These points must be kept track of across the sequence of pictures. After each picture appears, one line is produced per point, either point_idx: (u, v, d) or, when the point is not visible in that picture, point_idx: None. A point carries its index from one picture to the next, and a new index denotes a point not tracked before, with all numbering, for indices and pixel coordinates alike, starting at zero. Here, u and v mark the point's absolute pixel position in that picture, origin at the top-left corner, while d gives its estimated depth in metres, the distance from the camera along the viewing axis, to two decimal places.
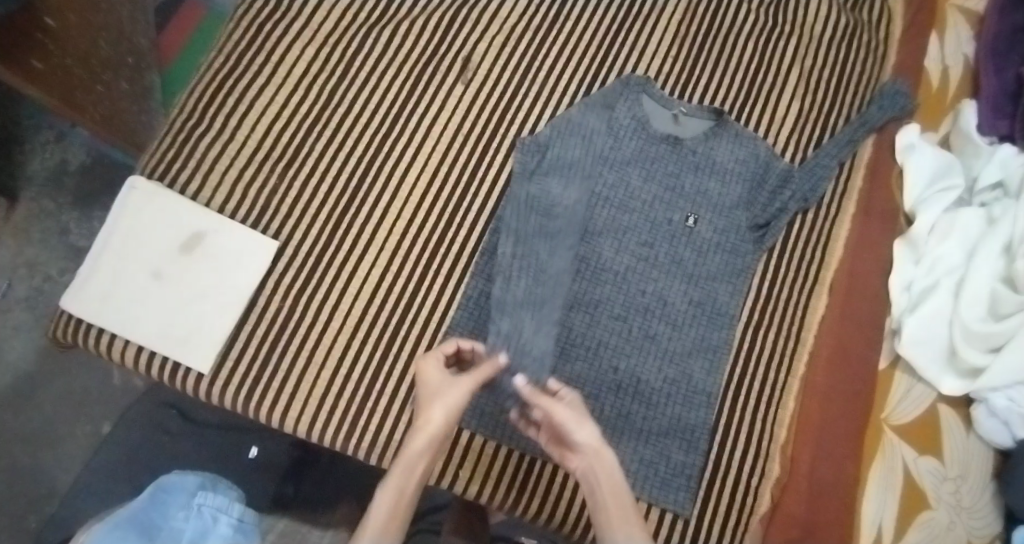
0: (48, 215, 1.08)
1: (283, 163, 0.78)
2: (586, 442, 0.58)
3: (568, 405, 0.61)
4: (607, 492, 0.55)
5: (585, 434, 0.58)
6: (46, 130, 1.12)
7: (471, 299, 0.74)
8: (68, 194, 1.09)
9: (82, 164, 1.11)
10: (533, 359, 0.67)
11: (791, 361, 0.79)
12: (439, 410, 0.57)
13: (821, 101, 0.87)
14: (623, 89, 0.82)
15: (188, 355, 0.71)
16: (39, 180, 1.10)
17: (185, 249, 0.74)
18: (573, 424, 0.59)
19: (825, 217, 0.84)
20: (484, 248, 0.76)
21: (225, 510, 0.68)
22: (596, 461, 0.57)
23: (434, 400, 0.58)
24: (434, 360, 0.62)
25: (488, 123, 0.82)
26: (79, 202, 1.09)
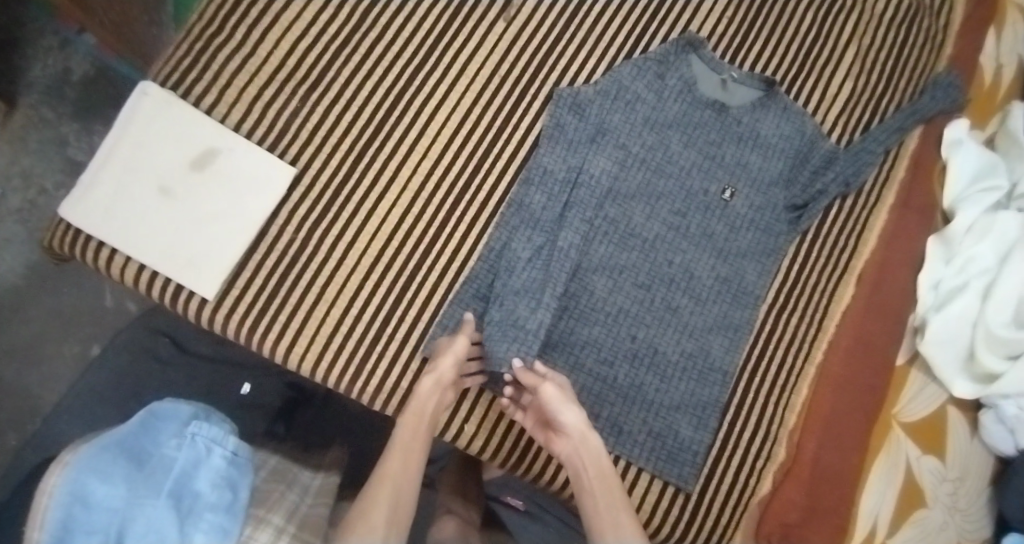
0: (47, 123, 1.03)
1: (306, 87, 0.73)
2: (573, 426, 0.65)
3: (558, 387, 0.65)
4: (594, 478, 0.63)
5: (573, 419, 0.64)
6: (50, 33, 1.05)
7: (495, 255, 0.71)
8: (68, 103, 1.03)
9: (86, 73, 1.05)
10: (526, 333, 0.68)
11: (810, 347, 0.77)
12: (441, 360, 0.65)
13: (874, 84, 0.83)
14: (674, 49, 0.77)
15: (194, 278, 0.68)
16: (39, 85, 1.03)
17: (196, 166, 0.69)
18: (566, 410, 0.64)
19: (863, 205, 0.81)
20: (516, 198, 0.73)
21: (219, 442, 0.66)
22: (581, 445, 0.64)
23: (439, 355, 0.66)
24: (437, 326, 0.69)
25: (528, 67, 0.78)
26: (81, 112, 1.03)
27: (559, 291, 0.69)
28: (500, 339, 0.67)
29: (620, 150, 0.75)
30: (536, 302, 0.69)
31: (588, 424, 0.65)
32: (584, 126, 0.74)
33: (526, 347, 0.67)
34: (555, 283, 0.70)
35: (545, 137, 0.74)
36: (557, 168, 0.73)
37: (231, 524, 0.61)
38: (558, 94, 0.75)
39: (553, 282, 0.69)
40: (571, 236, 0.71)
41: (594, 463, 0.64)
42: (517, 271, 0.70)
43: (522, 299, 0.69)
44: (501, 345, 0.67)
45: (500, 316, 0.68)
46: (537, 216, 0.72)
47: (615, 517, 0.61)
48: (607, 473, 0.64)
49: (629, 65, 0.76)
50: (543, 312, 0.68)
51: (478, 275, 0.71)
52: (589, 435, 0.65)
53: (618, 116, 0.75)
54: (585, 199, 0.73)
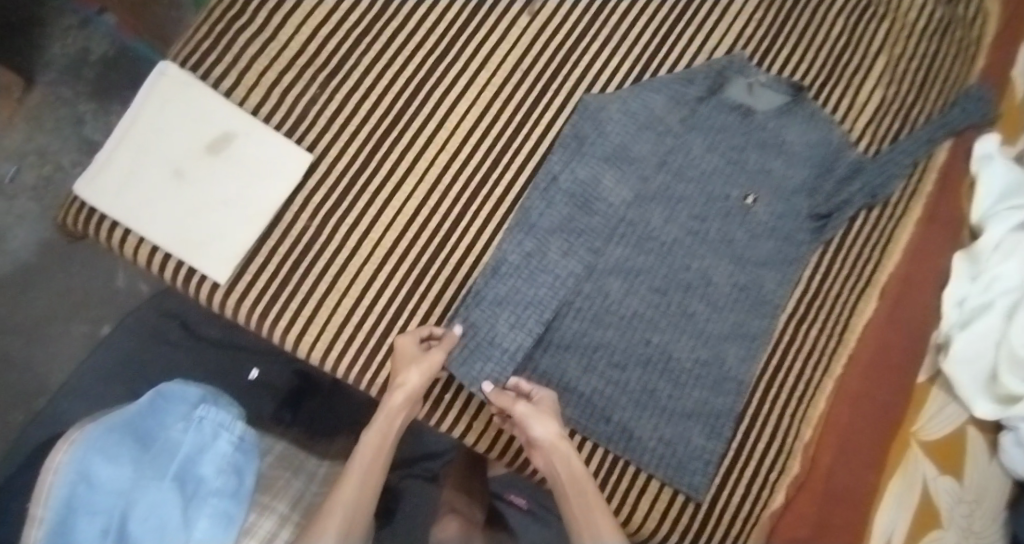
0: (65, 102, 1.03)
1: (325, 74, 0.73)
2: (544, 439, 0.63)
3: (529, 405, 0.64)
4: (567, 483, 0.63)
5: (545, 434, 0.63)
6: (71, 12, 1.05)
7: (501, 271, 0.68)
8: (87, 83, 1.04)
9: (105, 54, 1.05)
10: (501, 353, 0.67)
11: (829, 360, 0.75)
12: (413, 377, 0.64)
13: (905, 94, 0.81)
14: (713, 71, 0.76)
15: (206, 262, 0.67)
16: (59, 64, 1.04)
17: (213, 149, 0.69)
18: (535, 423, 0.63)
19: (890, 216, 0.79)
20: (523, 208, 0.71)
21: (227, 427, 0.66)
22: (554, 457, 0.64)
23: (407, 371, 0.64)
24: (410, 334, 0.65)
25: (549, 62, 0.77)
26: (99, 92, 1.03)
27: (546, 317, 0.68)
28: (475, 358, 0.67)
29: (639, 178, 0.73)
30: (516, 318, 0.68)
31: (562, 435, 0.64)
32: (599, 144, 0.72)
33: (500, 368, 0.67)
34: (544, 307, 0.69)
35: (558, 144, 0.73)
36: (567, 179, 0.71)
37: (236, 509, 0.61)
38: (584, 99, 0.74)
39: (542, 307, 0.69)
40: (572, 265, 0.70)
41: (567, 471, 0.63)
42: (506, 286, 0.68)
43: (503, 308, 0.68)
44: (475, 365, 0.67)
45: (476, 321, 0.68)
46: (543, 237, 0.70)
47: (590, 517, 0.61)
48: (581, 479, 0.63)
49: (650, 83, 0.74)
50: (522, 334, 0.68)
51: (479, 289, 0.68)
52: (561, 443, 0.64)
53: (636, 137, 0.73)
54: (597, 228, 0.71)
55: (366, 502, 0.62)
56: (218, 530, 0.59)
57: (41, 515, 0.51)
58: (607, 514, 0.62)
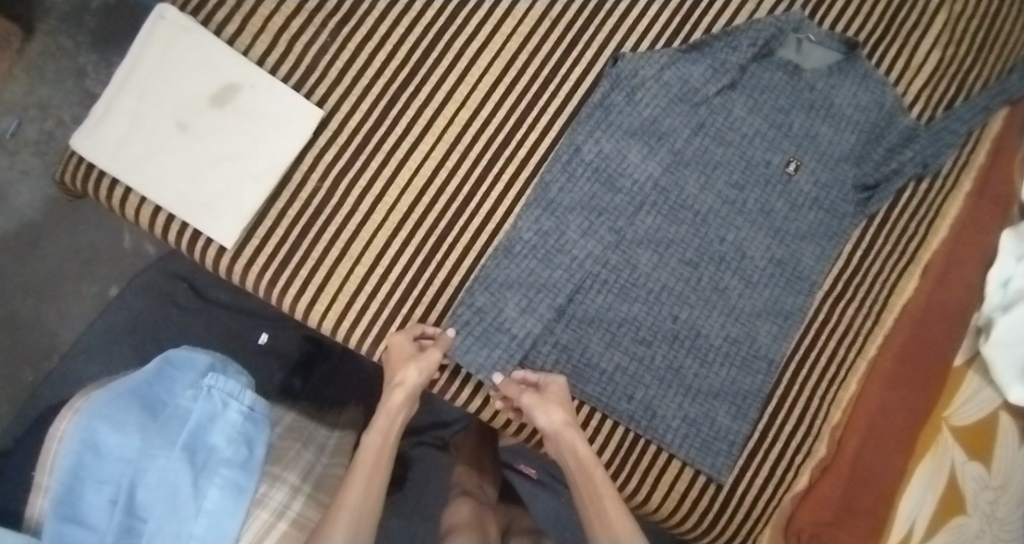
0: (65, 52, 0.97)
1: (337, 20, 0.67)
2: (549, 427, 0.62)
3: (533, 393, 0.63)
4: (577, 474, 0.62)
5: (548, 422, 0.61)
6: None
7: (517, 254, 0.65)
8: (87, 32, 0.97)
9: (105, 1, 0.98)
10: (508, 341, 0.65)
11: (865, 339, 0.72)
12: (413, 377, 0.62)
13: (963, 56, 0.75)
14: (767, 34, 0.68)
15: (214, 224, 0.63)
16: (59, 12, 0.97)
17: (218, 100, 0.64)
18: (539, 410, 0.61)
19: (939, 190, 0.75)
20: (544, 181, 0.66)
21: (236, 396, 0.63)
22: (562, 445, 0.63)
23: (405, 370, 0.62)
24: (403, 335, 0.63)
25: (580, 12, 0.70)
26: (99, 42, 0.97)
27: (559, 302, 0.65)
28: (480, 346, 0.65)
29: (670, 153, 0.69)
30: (526, 302, 0.65)
31: (569, 421, 0.62)
32: (628, 115, 0.67)
33: (506, 357, 0.65)
34: (558, 290, 0.65)
35: (583, 113, 0.67)
36: (592, 151, 0.67)
37: (246, 481, 0.59)
38: (613, 67, 0.68)
39: (556, 290, 0.65)
40: (592, 245, 0.66)
41: (575, 459, 0.62)
42: (519, 268, 0.65)
43: (513, 291, 0.65)
44: (482, 352, 0.65)
45: (482, 307, 0.65)
46: (563, 215, 0.66)
47: (599, 508, 0.60)
48: (590, 467, 0.62)
49: (690, 49, 0.68)
50: (530, 318, 0.65)
51: (489, 274, 0.65)
52: (565, 430, 0.62)
53: (669, 110, 0.68)
54: (620, 207, 0.67)
55: (372, 505, 0.60)
56: (227, 503, 0.58)
57: (46, 484, 0.52)
58: (619, 505, 0.60)
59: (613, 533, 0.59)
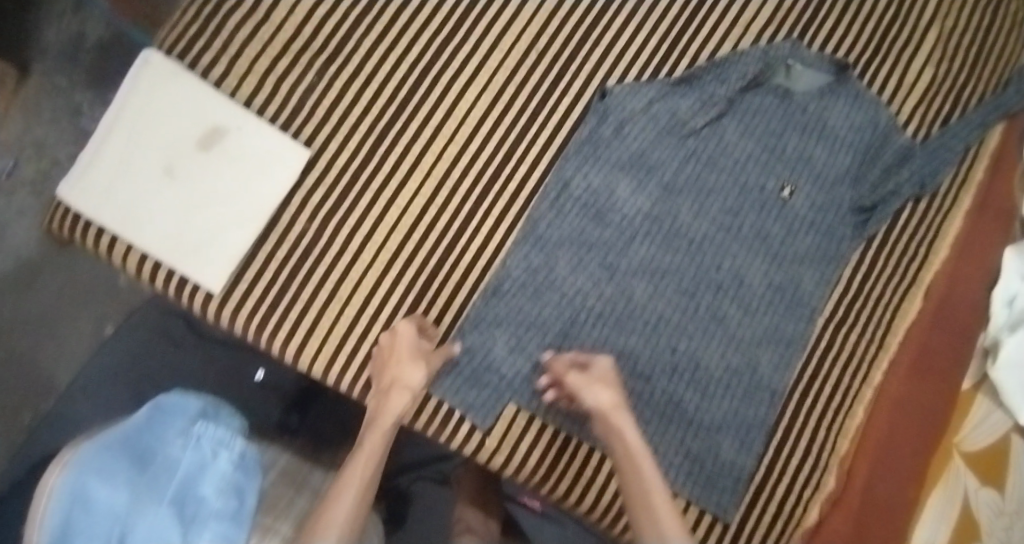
0: (61, 92, 0.97)
1: (324, 59, 0.66)
2: (596, 406, 0.58)
3: (580, 372, 0.60)
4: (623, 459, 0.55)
5: (595, 399, 0.58)
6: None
7: (506, 292, 0.65)
8: (83, 72, 0.97)
9: (101, 40, 0.98)
10: (498, 380, 0.64)
11: (869, 366, 0.71)
12: (415, 373, 0.59)
13: (957, 71, 0.73)
14: (755, 64, 0.68)
15: (201, 269, 0.62)
16: (57, 53, 0.97)
17: (203, 144, 0.62)
18: (586, 387, 0.58)
19: (938, 209, 0.73)
20: (531, 218, 0.66)
21: (226, 445, 0.60)
22: (610, 431, 0.57)
23: (409, 366, 0.59)
24: (411, 322, 0.62)
25: (569, 42, 0.69)
26: (96, 81, 0.97)
27: (548, 340, 0.65)
28: (471, 385, 0.64)
29: (659, 187, 0.68)
30: (515, 341, 0.65)
31: (617, 404, 0.58)
32: (616, 148, 0.67)
33: (497, 395, 0.64)
34: (547, 328, 0.65)
35: (571, 148, 0.67)
36: (580, 186, 0.66)
37: (238, 534, 0.55)
38: (601, 104, 0.67)
39: (545, 327, 0.65)
40: (581, 281, 0.66)
41: (620, 445, 0.56)
42: (509, 306, 0.65)
43: (502, 330, 0.65)
44: (474, 391, 0.64)
45: (472, 347, 0.64)
46: (551, 251, 0.66)
47: (645, 494, 0.52)
48: (637, 456, 0.54)
49: (680, 82, 0.68)
50: (519, 356, 0.65)
51: (480, 314, 0.64)
52: (614, 414, 0.57)
53: (657, 142, 0.68)
54: (610, 241, 0.67)
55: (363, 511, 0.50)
56: None
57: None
58: (666, 495, 0.52)
59: (659, 529, 0.49)
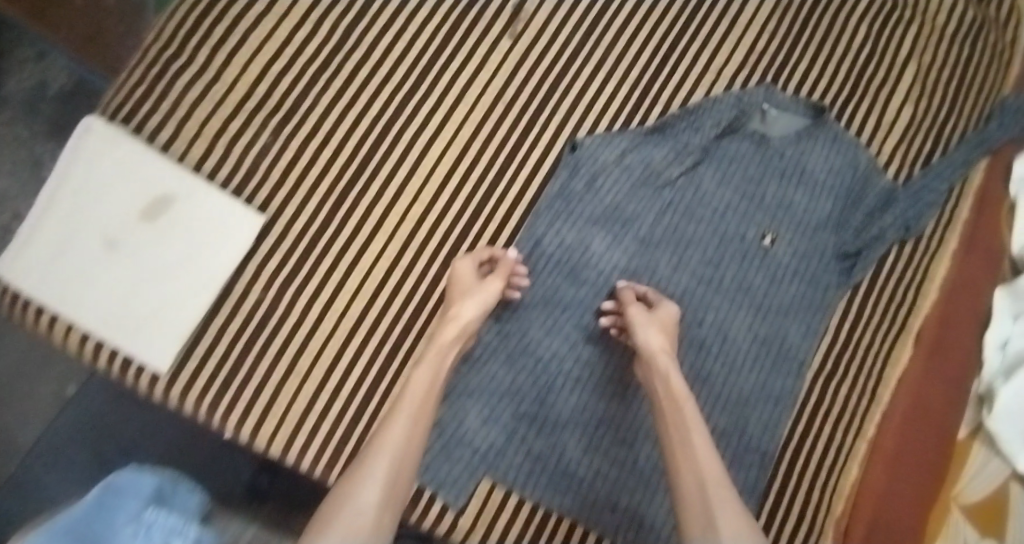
0: (21, 144, 0.83)
1: (278, 118, 0.61)
2: (649, 346, 0.56)
3: (643, 308, 0.59)
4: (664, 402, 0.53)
5: (647, 337, 0.56)
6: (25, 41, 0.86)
7: (477, 359, 0.61)
8: (44, 120, 0.84)
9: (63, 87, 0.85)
10: (472, 454, 0.60)
11: (864, 421, 0.67)
12: (468, 307, 0.56)
13: (937, 108, 0.71)
14: (728, 111, 0.66)
15: (148, 348, 0.57)
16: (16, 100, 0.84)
17: (149, 214, 0.58)
18: (644, 325, 0.57)
19: (925, 251, 0.70)
20: None
21: (182, 532, 0.44)
22: (654, 371, 0.55)
23: (466, 299, 0.57)
24: (469, 258, 0.60)
25: (537, 92, 0.65)
26: (58, 130, 0.84)
27: (524, 408, 0.61)
28: (441, 462, 0.59)
29: (637, 240, 0.65)
30: (489, 411, 0.61)
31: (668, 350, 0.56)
32: (590, 202, 0.64)
33: (469, 471, 0.59)
34: (522, 396, 0.61)
35: (542, 204, 0.64)
36: (553, 243, 0.63)
37: None
38: (571, 156, 0.64)
39: (520, 395, 0.61)
40: (557, 345, 0.63)
41: (665, 388, 0.54)
42: (482, 374, 0.61)
43: (475, 400, 0.61)
44: (444, 468, 0.59)
45: (443, 420, 0.60)
46: (524, 314, 0.63)
47: (686, 439, 0.49)
48: (681, 399, 0.52)
49: (653, 131, 0.65)
50: (494, 427, 0.61)
51: (452, 385, 0.60)
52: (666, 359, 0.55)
53: (632, 194, 0.65)
54: (587, 300, 0.64)
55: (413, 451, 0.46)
56: None
57: None
58: (708, 443, 0.49)
59: (697, 470, 0.47)
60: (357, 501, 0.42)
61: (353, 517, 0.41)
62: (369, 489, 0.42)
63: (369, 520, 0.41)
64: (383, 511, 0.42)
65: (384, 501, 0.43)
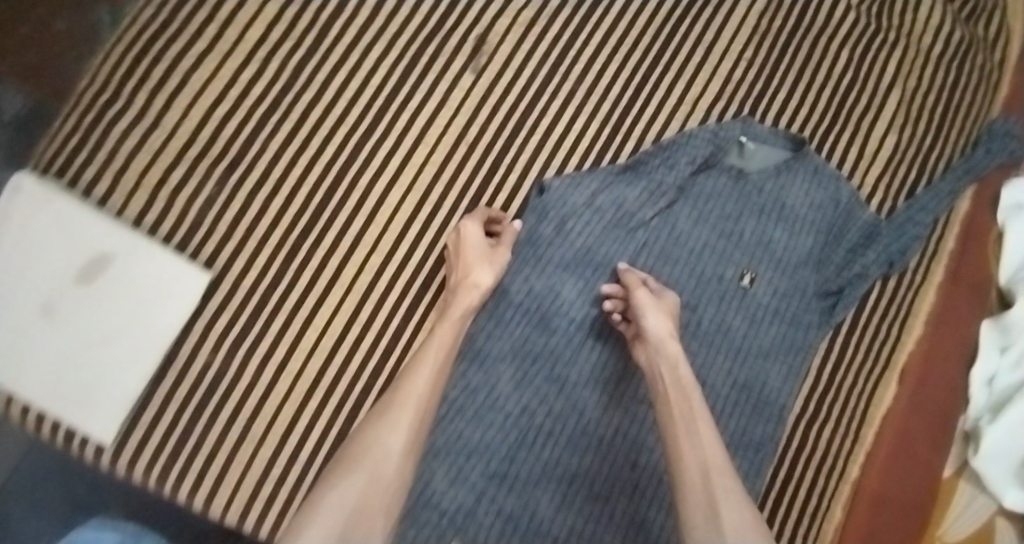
0: None
1: (225, 166, 0.58)
2: (657, 331, 0.54)
3: (650, 293, 0.57)
4: (670, 388, 0.50)
5: (656, 325, 0.54)
6: None
7: (443, 416, 0.58)
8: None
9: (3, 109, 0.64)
10: (439, 518, 0.57)
11: (846, 464, 0.65)
12: (484, 271, 0.55)
13: (922, 136, 0.68)
14: (703, 145, 0.63)
15: (91, 419, 0.54)
16: None
17: (87, 275, 0.55)
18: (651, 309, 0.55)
19: (909, 285, 0.67)
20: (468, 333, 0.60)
21: None
22: (660, 357, 0.53)
23: (478, 263, 0.56)
24: (477, 220, 0.58)
25: (502, 130, 0.62)
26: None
27: (493, 466, 0.59)
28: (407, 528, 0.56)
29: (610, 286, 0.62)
30: (456, 471, 0.58)
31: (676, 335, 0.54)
32: (559, 247, 0.61)
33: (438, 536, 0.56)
34: (492, 453, 0.59)
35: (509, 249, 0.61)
36: (521, 291, 0.60)
37: None
38: (539, 197, 0.61)
39: (490, 452, 0.59)
40: (527, 398, 0.60)
41: (672, 373, 0.51)
42: (448, 432, 0.58)
43: (442, 459, 0.58)
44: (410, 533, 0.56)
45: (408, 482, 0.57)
46: (492, 367, 0.60)
47: (692, 426, 0.47)
48: (690, 388, 0.50)
49: (625, 169, 0.62)
50: (462, 487, 0.58)
51: None
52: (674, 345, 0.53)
53: (604, 237, 0.62)
54: (558, 351, 0.61)
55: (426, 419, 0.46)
56: None
57: None
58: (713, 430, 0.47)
59: (703, 460, 0.45)
60: (380, 446, 0.43)
61: (375, 463, 0.42)
62: (391, 442, 0.43)
63: (391, 466, 0.43)
64: (404, 457, 0.44)
65: (406, 448, 0.44)
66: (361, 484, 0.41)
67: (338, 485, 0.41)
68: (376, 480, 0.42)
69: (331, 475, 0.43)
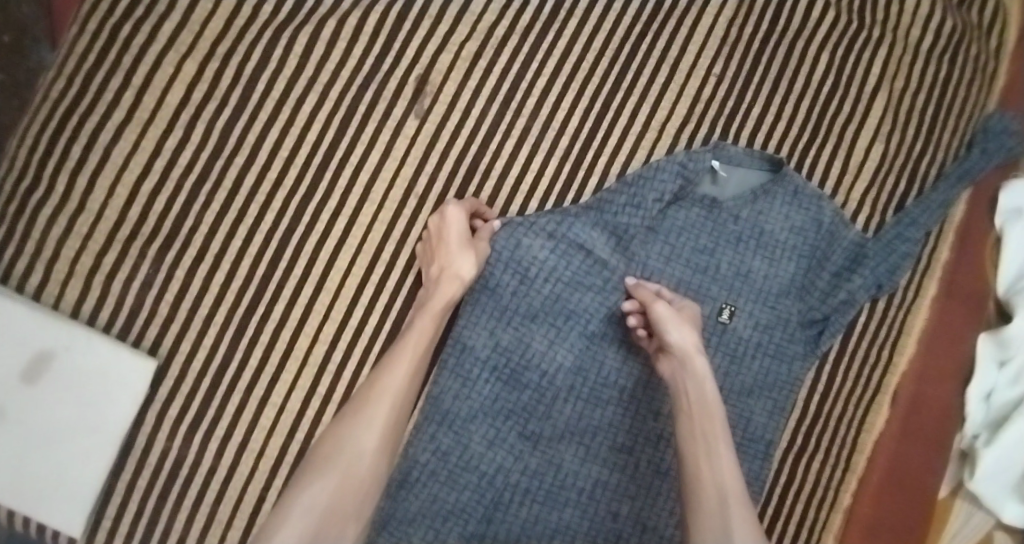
0: None
1: (161, 244, 0.55)
2: (679, 342, 0.51)
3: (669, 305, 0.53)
4: (692, 403, 0.48)
5: (680, 339, 0.51)
6: None
7: (413, 482, 0.56)
8: None
9: None
10: None
11: (836, 495, 0.63)
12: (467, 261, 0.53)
13: (911, 142, 0.63)
14: (672, 176, 0.59)
15: (52, 519, 0.53)
16: None
17: (27, 376, 0.52)
18: (673, 321, 0.52)
19: (899, 304, 0.64)
20: (432, 395, 0.57)
21: None
22: (685, 373, 0.50)
23: (461, 251, 0.54)
24: (460, 209, 0.55)
25: (453, 178, 0.58)
26: None
27: (470, 529, 0.57)
28: None
29: (582, 335, 0.59)
30: (434, 534, 0.56)
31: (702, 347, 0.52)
32: (523, 297, 0.58)
33: None
34: (468, 516, 0.57)
35: (471, 303, 0.58)
36: (486, 347, 0.58)
37: None
38: (492, 242, 0.57)
39: (466, 514, 0.57)
40: (501, 457, 0.58)
41: (696, 387, 0.49)
42: (417, 500, 0.56)
43: (417, 526, 0.56)
44: None
45: None
46: (461, 428, 0.57)
47: (715, 450, 0.46)
48: (715, 405, 0.48)
49: (589, 210, 0.58)
50: None
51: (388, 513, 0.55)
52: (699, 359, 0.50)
53: (572, 284, 0.58)
54: (530, 406, 0.58)
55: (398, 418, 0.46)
56: None
57: None
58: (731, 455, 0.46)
59: (722, 489, 0.44)
60: (352, 447, 0.43)
61: (346, 463, 0.43)
62: (360, 438, 0.44)
63: (364, 465, 0.43)
64: (376, 455, 0.43)
65: (378, 445, 0.44)
66: (332, 486, 0.42)
67: (313, 483, 0.42)
68: (350, 478, 0.42)
69: (309, 466, 0.44)
